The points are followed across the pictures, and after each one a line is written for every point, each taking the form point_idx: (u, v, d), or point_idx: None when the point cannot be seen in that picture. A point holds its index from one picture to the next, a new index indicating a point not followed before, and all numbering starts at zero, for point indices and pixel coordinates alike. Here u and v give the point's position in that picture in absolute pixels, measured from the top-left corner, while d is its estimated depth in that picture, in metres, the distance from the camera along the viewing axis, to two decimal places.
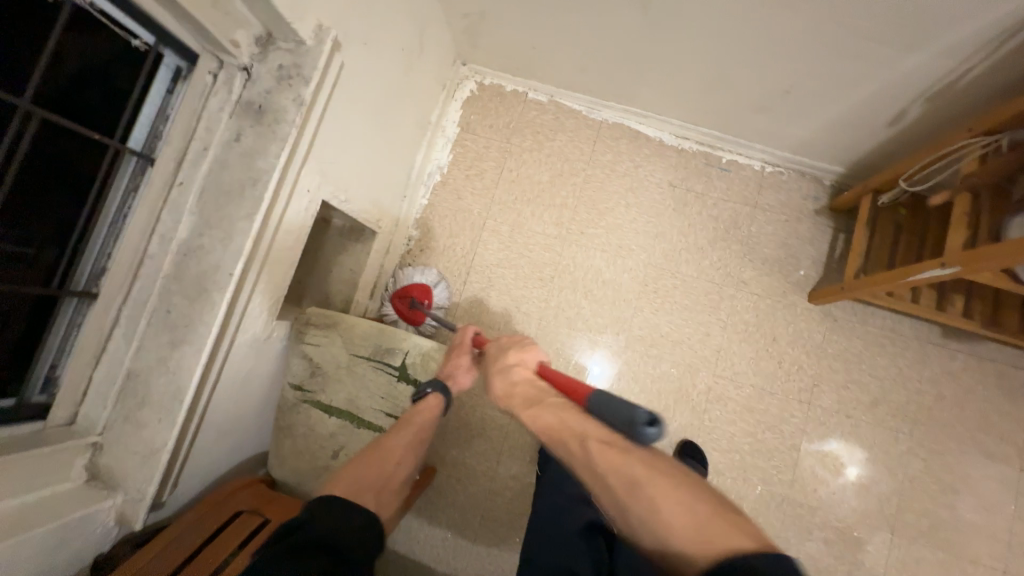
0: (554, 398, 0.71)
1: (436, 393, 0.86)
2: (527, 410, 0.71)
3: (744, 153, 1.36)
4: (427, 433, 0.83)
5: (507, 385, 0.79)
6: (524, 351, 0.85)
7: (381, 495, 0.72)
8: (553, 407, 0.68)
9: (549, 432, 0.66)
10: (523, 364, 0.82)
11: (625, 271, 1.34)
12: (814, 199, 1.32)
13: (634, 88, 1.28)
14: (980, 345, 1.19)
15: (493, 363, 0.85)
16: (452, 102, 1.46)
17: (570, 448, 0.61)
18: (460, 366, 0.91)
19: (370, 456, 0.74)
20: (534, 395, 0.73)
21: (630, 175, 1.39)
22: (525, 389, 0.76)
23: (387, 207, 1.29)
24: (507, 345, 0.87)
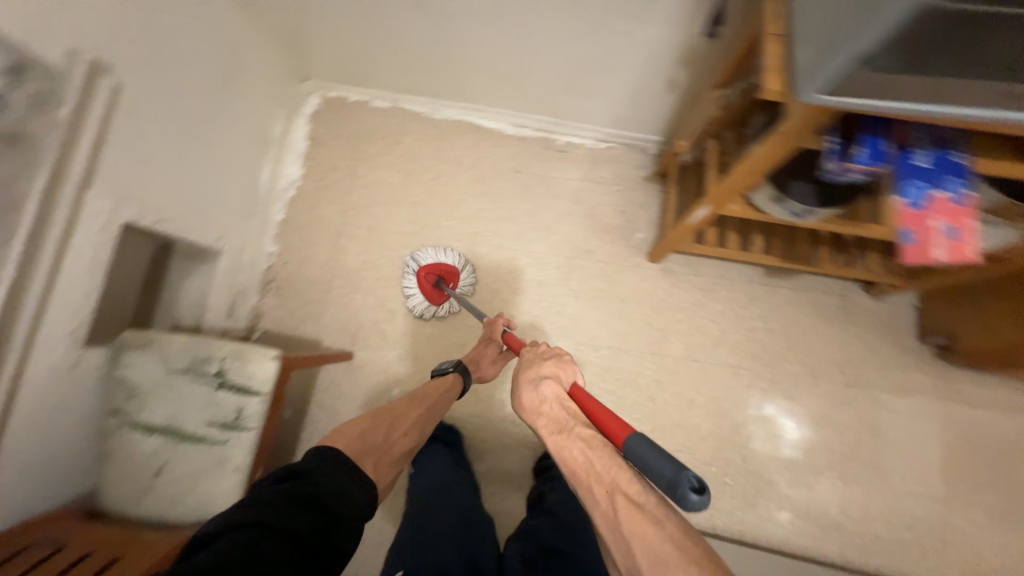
0: (583, 429, 0.72)
1: (456, 374, 1.08)
2: (552, 436, 0.73)
3: (575, 133, 1.46)
4: (437, 405, 1.02)
5: (537, 403, 0.80)
6: (560, 367, 0.84)
7: (380, 458, 0.86)
8: (581, 443, 0.69)
9: (574, 467, 0.68)
10: (556, 383, 0.81)
11: (481, 258, 1.40)
12: (642, 168, 1.43)
13: (460, 85, 1.36)
14: (796, 279, 1.32)
15: (525, 371, 0.86)
16: (299, 118, 1.50)
17: (596, 493, 0.63)
18: (483, 353, 1.17)
19: (384, 421, 0.91)
20: (564, 422, 0.75)
21: (477, 167, 1.46)
22: (552, 411, 0.77)
23: (231, 226, 1.30)
24: (543, 355, 0.87)
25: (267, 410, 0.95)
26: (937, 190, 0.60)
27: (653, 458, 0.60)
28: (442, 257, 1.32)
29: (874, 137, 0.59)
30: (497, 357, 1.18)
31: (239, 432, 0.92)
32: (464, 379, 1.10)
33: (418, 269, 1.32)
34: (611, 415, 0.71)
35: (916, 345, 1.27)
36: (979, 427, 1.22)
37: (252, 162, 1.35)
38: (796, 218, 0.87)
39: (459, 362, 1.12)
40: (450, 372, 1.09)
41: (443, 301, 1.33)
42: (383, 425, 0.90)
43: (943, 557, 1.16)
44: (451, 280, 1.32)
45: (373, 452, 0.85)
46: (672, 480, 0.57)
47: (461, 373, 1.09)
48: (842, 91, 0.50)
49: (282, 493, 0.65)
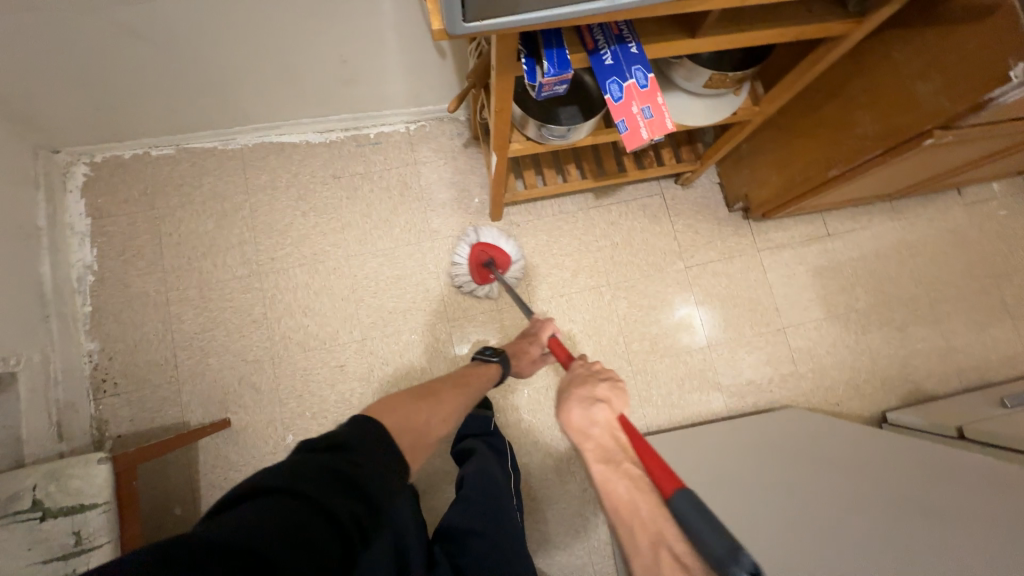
0: (632, 467, 0.63)
1: (498, 364, 1.03)
2: (598, 466, 0.63)
3: (382, 122, 1.43)
4: (473, 393, 0.93)
5: (583, 423, 0.68)
6: (616, 391, 0.74)
7: (418, 444, 0.74)
8: (630, 483, 0.61)
9: (618, 505, 0.59)
10: (609, 408, 0.72)
11: (332, 273, 1.35)
12: (458, 136, 1.45)
13: (238, 108, 1.26)
14: (622, 192, 1.45)
15: (575, 385, 0.75)
16: (68, 195, 1.30)
17: (639, 542, 0.56)
18: (524, 349, 1.11)
19: (426, 405, 0.81)
20: (612, 453, 0.65)
21: (294, 185, 1.39)
22: (604, 439, 0.67)
23: (19, 340, 1.11)
24: (597, 374, 0.78)
25: (118, 517, 0.85)
26: (626, 80, 0.67)
27: (706, 526, 0.55)
28: (501, 242, 1.29)
29: (554, 49, 0.64)
30: (536, 360, 1.13)
31: (87, 555, 0.81)
32: (504, 369, 1.04)
33: (474, 243, 1.29)
34: (662, 460, 0.64)
35: (729, 215, 1.46)
36: (792, 262, 1.46)
37: (19, 261, 1.15)
38: (562, 140, 0.95)
39: (502, 351, 1.06)
40: (494, 360, 1.03)
41: (486, 282, 1.31)
42: (424, 409, 0.80)
43: (797, 375, 1.39)
44: (501, 267, 1.30)
45: (411, 440, 0.73)
46: (727, 554, 0.52)
47: (504, 364, 1.03)
48: (475, 15, 0.54)
49: (331, 465, 0.55)
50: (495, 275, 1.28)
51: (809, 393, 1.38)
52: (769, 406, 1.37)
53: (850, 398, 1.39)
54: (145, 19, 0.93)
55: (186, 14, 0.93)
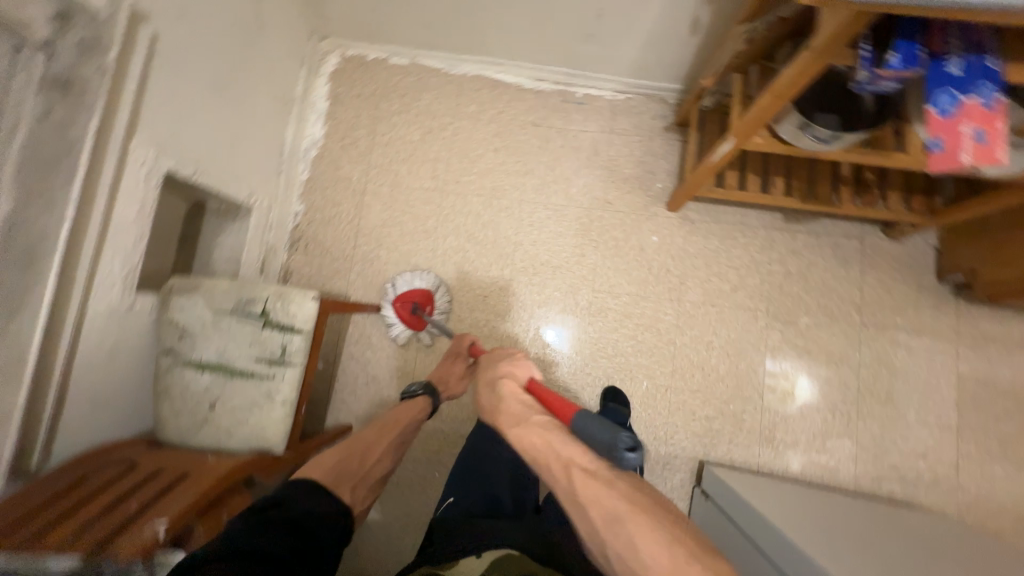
0: (539, 417, 0.73)
1: (426, 396, 1.07)
2: (512, 430, 0.73)
3: (593, 85, 1.45)
4: (410, 428, 1.00)
5: (493, 402, 0.80)
6: (512, 363, 0.85)
7: (359, 484, 0.85)
8: (539, 429, 0.71)
9: (533, 455, 0.69)
10: (513, 378, 0.82)
11: (503, 211, 1.42)
12: (661, 118, 1.43)
13: (478, 36, 1.36)
14: (816, 223, 1.34)
15: (480, 374, 0.86)
16: (318, 78, 1.50)
17: (555, 472, 0.66)
18: (451, 370, 1.13)
19: (358, 449, 0.88)
20: (519, 414, 0.75)
21: (496, 121, 1.47)
22: (509, 404, 0.77)
23: (259, 184, 1.33)
24: (499, 356, 0.88)
25: (311, 348, 1.01)
26: (968, 96, 0.61)
27: (592, 428, 0.65)
28: (419, 282, 1.35)
29: (908, 42, 0.61)
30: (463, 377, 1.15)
31: (286, 367, 0.97)
32: (433, 400, 1.08)
33: (394, 299, 1.34)
34: (555, 394, 0.76)
35: (935, 285, 1.29)
36: (995, 362, 1.26)
37: (277, 121, 1.37)
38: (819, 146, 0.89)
39: (427, 384, 1.10)
40: (420, 394, 1.07)
41: (422, 327, 1.34)
42: (360, 451, 0.88)
43: (955, 484, 1.21)
44: (428, 303, 1.34)
45: (353, 480, 0.83)
46: (610, 443, 0.63)
47: (431, 396, 1.07)
48: None
49: (256, 518, 0.66)
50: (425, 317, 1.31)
51: (963, 509, 1.20)
52: (907, 502, 1.22)
53: (1014, 534, 1.19)
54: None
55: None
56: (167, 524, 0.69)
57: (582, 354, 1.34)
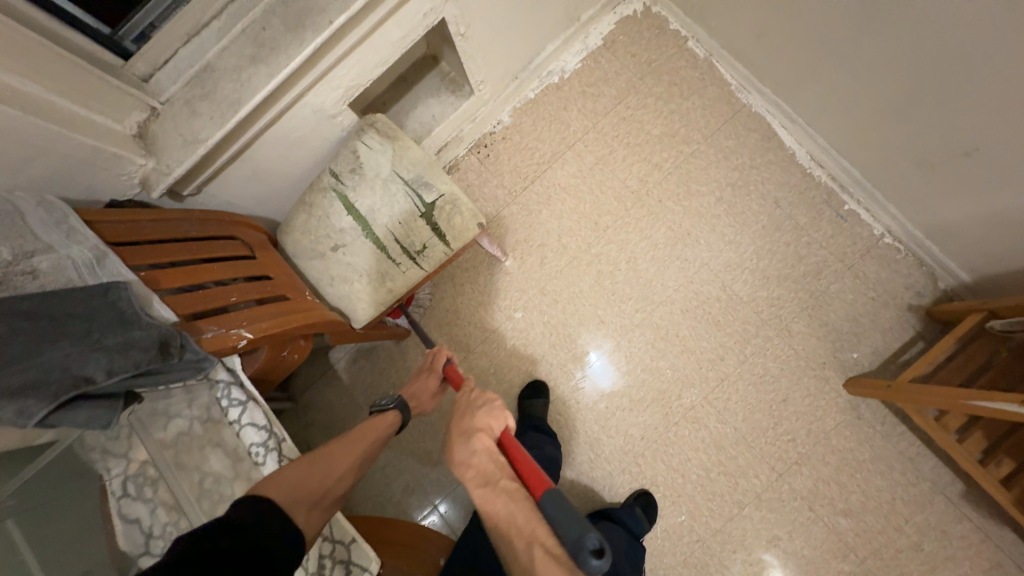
0: (507, 482, 0.68)
1: (396, 411, 0.84)
2: (478, 491, 0.69)
3: (869, 208, 1.20)
4: (374, 446, 0.79)
5: (466, 457, 0.73)
6: (495, 415, 0.76)
7: (316, 504, 0.65)
8: (505, 497, 0.67)
9: (497, 520, 0.66)
10: (488, 434, 0.74)
11: (679, 260, 1.25)
12: (916, 295, 1.16)
13: (802, 81, 1.13)
14: (994, 527, 1.05)
15: (456, 424, 0.78)
16: (610, 13, 1.35)
17: (517, 550, 0.63)
18: (423, 387, 0.93)
19: (318, 466, 0.69)
20: (490, 474, 0.70)
21: (742, 173, 1.26)
22: (483, 464, 0.71)
23: (494, 78, 1.25)
24: (476, 403, 0.80)
25: (442, 263, 0.95)
26: None
27: (561, 518, 0.61)
28: None
29: None
30: (437, 395, 0.95)
31: (412, 264, 0.93)
32: (406, 415, 0.85)
33: None
34: (532, 463, 0.70)
35: None
36: None
37: (549, 31, 1.25)
38: None
39: (397, 394, 0.87)
40: (390, 407, 0.85)
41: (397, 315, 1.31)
42: (325, 462, 0.70)
43: None
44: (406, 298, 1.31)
45: (311, 501, 0.65)
46: (576, 543, 0.59)
47: (403, 410, 0.85)
48: None
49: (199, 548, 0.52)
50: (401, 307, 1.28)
51: None
52: None
53: None
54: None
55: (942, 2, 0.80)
56: (250, 338, 0.67)
57: (646, 442, 1.20)
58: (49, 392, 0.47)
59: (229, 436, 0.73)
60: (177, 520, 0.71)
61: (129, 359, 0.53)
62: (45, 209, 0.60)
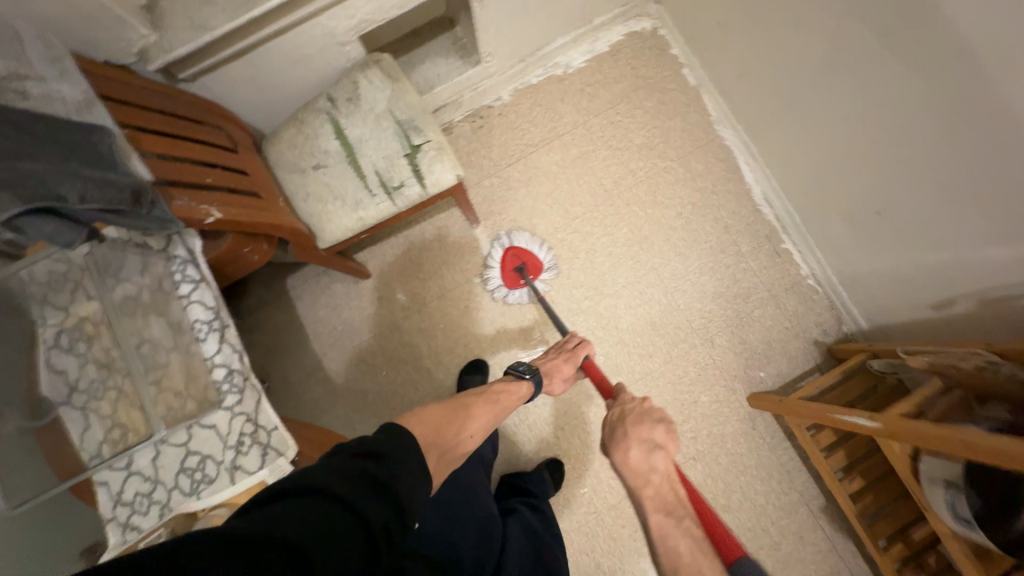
0: (690, 522, 0.74)
1: (530, 383, 0.95)
2: (656, 515, 0.76)
3: (801, 250, 1.36)
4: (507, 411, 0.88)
5: (644, 466, 0.82)
6: (670, 438, 0.85)
7: (444, 458, 0.70)
8: (688, 539, 0.71)
9: (676, 558, 0.69)
10: (667, 453, 0.83)
11: (633, 260, 1.36)
12: (822, 332, 1.32)
13: (768, 126, 1.28)
14: (840, 539, 1.22)
15: (626, 431, 0.86)
16: (621, 25, 1.45)
17: None
18: (558, 368, 1.03)
19: (453, 421, 0.75)
20: (669, 503, 0.77)
21: (703, 195, 1.39)
22: (659, 487, 0.79)
23: (504, 55, 1.32)
24: (651, 416, 0.88)
25: (416, 205, 1.00)
26: None
27: None
28: (536, 248, 1.33)
29: None
30: (571, 378, 1.06)
31: (387, 199, 0.97)
32: (535, 389, 0.96)
33: (507, 248, 1.32)
34: (717, 515, 0.74)
35: None
36: None
37: (563, 25, 1.34)
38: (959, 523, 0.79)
39: (536, 369, 0.98)
40: (525, 378, 0.95)
41: (517, 287, 1.32)
42: (455, 424, 0.75)
43: None
44: (534, 272, 1.32)
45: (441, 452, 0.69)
46: None
47: (535, 386, 0.95)
48: None
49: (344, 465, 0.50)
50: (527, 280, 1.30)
51: None
52: None
53: None
54: (854, 48, 0.93)
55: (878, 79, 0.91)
56: (219, 218, 0.71)
57: (568, 417, 1.30)
58: None
59: (176, 309, 0.76)
60: (106, 377, 0.73)
61: (105, 194, 0.56)
62: (43, 45, 0.61)
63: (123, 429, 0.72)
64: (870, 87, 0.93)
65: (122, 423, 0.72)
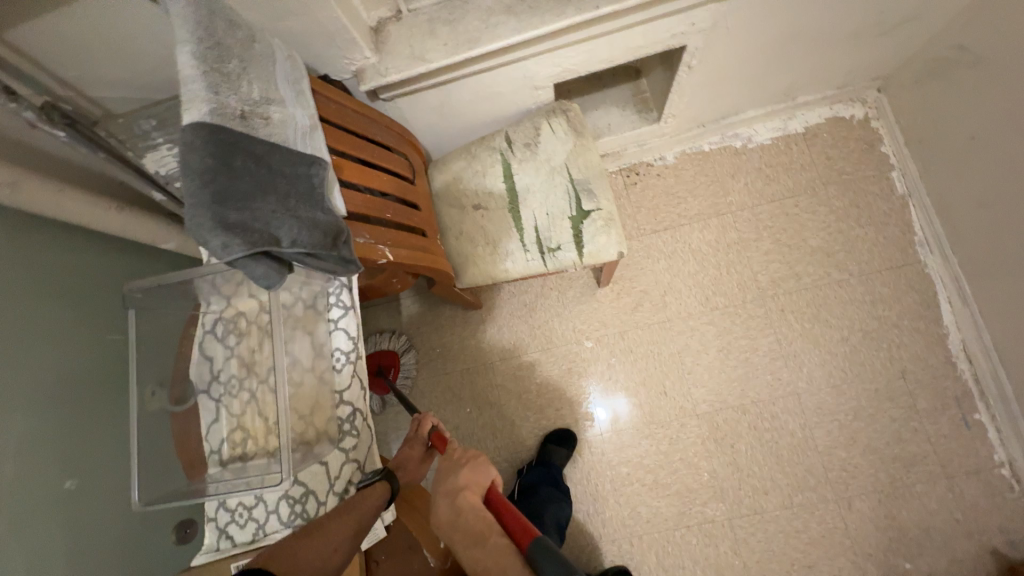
0: (499, 539, 0.63)
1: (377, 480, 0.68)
2: (473, 552, 0.63)
3: (1002, 428, 1.07)
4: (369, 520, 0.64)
5: (450, 516, 0.67)
6: (477, 463, 0.72)
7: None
8: (497, 555, 0.61)
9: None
10: (474, 489, 0.69)
11: (771, 375, 1.18)
12: (1005, 540, 1.03)
13: (1003, 271, 1.02)
14: None
15: (439, 483, 0.72)
16: (825, 107, 1.26)
17: None
18: (406, 459, 0.81)
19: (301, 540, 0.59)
20: (479, 532, 0.64)
21: (881, 325, 1.16)
22: (474, 519, 0.65)
23: (685, 117, 1.20)
24: (459, 461, 0.74)
25: (564, 270, 0.92)
26: None
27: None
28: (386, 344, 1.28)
29: None
30: (428, 462, 0.84)
31: (538, 258, 0.90)
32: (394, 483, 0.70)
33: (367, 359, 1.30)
34: (518, 510, 0.66)
35: None
36: None
37: (760, 97, 1.19)
38: None
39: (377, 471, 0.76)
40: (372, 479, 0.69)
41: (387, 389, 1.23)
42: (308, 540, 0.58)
43: None
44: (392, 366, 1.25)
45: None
46: None
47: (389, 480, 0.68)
48: None
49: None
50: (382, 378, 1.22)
51: None
52: None
53: None
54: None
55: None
56: (389, 259, 0.69)
57: (648, 526, 1.15)
58: (253, 238, 0.48)
59: (321, 331, 0.75)
60: (242, 378, 0.74)
61: (313, 237, 0.53)
62: (289, 64, 0.62)
63: (244, 434, 0.73)
64: None
65: (245, 428, 0.73)
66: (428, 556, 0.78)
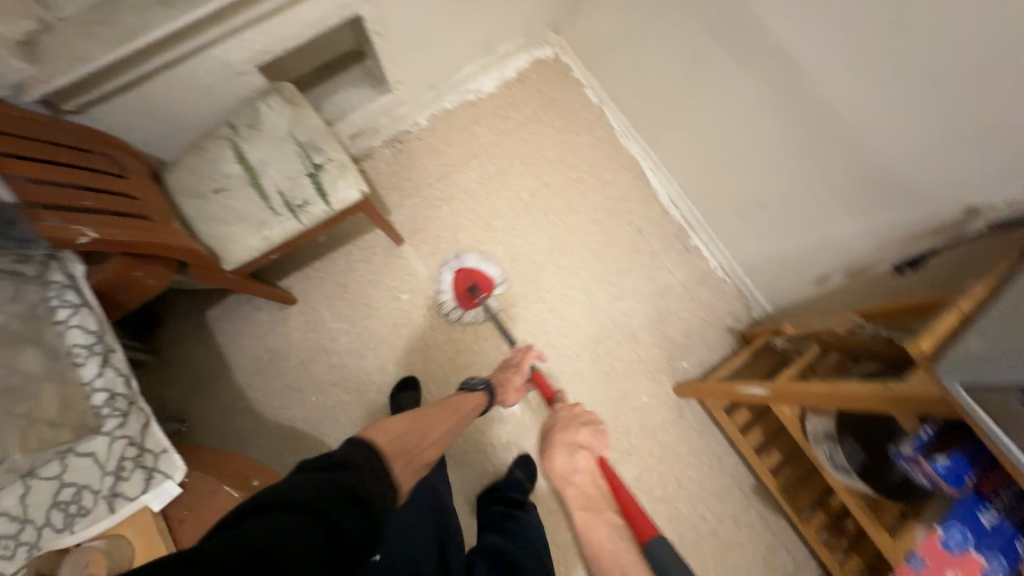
0: (611, 514, 0.81)
1: (483, 394, 1.03)
2: (579, 510, 0.82)
3: (708, 245, 1.45)
4: (462, 419, 0.93)
5: (568, 470, 0.89)
6: (594, 437, 0.95)
7: (409, 463, 0.71)
8: (610, 530, 0.77)
9: (599, 551, 0.72)
10: (590, 451, 0.93)
11: (554, 266, 1.42)
12: (734, 320, 1.41)
13: (664, 134, 1.39)
14: (772, 516, 1.26)
15: (556, 434, 0.96)
16: (526, 53, 1.57)
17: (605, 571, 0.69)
18: (508, 380, 1.10)
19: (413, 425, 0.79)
20: (592, 498, 0.85)
21: (616, 202, 1.48)
22: (585, 484, 0.88)
23: (414, 83, 1.40)
24: (579, 420, 0.98)
25: (323, 222, 1.02)
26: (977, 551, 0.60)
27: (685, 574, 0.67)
28: (483, 266, 1.37)
29: (962, 463, 0.61)
30: (519, 390, 1.13)
31: (291, 217, 0.99)
32: (489, 400, 1.05)
33: (459, 269, 1.36)
34: (632, 495, 0.85)
35: None
36: None
37: (469, 54, 1.44)
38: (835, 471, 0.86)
39: (488, 384, 1.07)
40: (479, 388, 1.05)
41: (469, 307, 1.33)
42: (419, 428, 0.79)
43: None
44: (484, 292, 1.34)
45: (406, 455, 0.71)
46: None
47: (488, 395, 1.05)
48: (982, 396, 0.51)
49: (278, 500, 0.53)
50: (478, 300, 1.31)
51: None
52: None
53: None
54: (726, 59, 1.02)
55: (771, 85, 0.96)
56: (93, 237, 0.73)
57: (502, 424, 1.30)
58: None
59: (51, 336, 0.77)
60: None
61: None
62: None
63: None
64: (722, 92, 1.08)
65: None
66: (230, 490, 0.82)
